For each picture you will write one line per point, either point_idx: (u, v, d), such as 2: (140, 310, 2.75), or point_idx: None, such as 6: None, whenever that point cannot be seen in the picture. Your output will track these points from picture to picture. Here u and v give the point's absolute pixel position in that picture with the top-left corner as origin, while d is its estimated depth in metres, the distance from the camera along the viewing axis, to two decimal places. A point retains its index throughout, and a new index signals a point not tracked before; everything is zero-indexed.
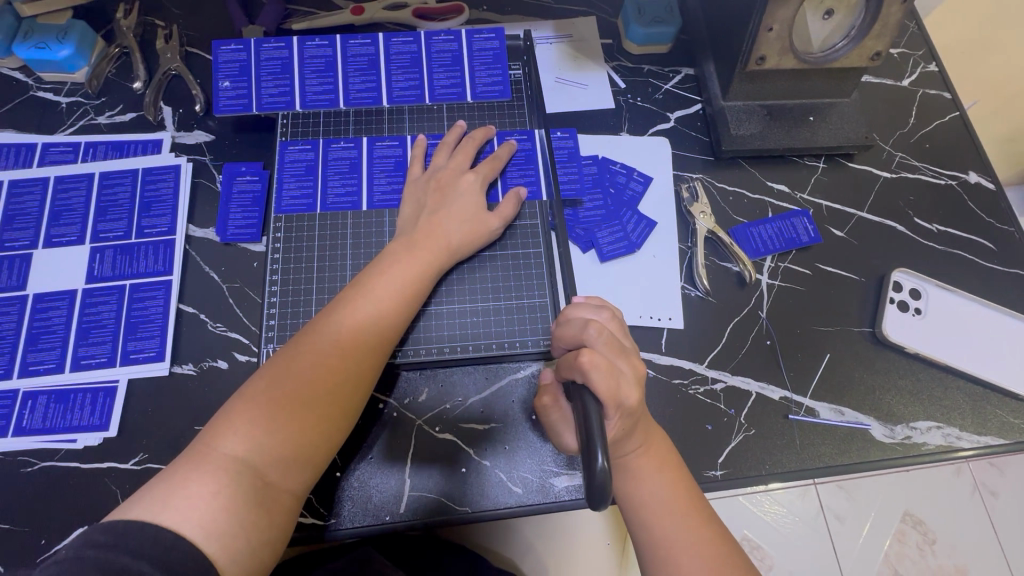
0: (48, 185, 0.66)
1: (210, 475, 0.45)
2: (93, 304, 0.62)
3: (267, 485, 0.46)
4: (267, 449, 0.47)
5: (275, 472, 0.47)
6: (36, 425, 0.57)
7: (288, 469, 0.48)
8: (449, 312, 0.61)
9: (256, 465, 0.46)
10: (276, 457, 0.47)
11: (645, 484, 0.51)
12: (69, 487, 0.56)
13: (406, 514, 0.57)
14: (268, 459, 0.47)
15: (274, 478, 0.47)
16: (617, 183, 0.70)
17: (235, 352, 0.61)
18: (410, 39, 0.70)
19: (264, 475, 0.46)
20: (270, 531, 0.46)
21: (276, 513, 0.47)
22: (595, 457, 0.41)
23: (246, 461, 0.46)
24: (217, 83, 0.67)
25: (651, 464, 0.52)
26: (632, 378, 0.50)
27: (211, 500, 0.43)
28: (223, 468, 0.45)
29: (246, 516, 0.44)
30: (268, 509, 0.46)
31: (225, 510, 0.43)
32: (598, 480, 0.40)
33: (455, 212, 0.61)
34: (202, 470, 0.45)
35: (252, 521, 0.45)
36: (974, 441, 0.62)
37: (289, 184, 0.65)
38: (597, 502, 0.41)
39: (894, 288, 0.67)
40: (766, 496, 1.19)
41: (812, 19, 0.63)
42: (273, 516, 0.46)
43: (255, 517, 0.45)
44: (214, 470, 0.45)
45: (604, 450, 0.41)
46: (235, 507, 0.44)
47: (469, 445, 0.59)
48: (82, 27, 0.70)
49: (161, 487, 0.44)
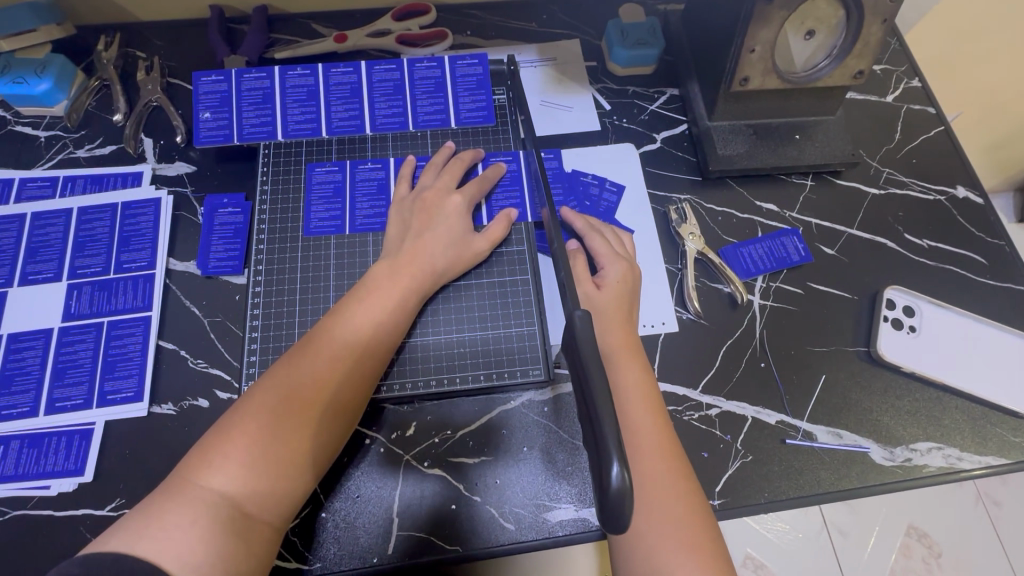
0: (25, 222, 0.65)
1: (187, 506, 0.43)
2: (70, 344, 0.60)
3: (245, 517, 0.44)
4: (246, 480, 0.45)
5: (253, 503, 0.45)
6: (8, 472, 0.55)
7: (269, 496, 0.46)
8: (436, 344, 0.60)
9: (234, 495, 0.44)
10: (253, 487, 0.45)
11: (622, 373, 0.55)
12: (42, 537, 0.53)
13: (394, 556, 0.55)
14: (249, 488, 0.45)
15: (252, 509, 0.45)
16: (590, 195, 0.70)
17: (216, 389, 0.59)
18: (392, 66, 0.70)
19: (242, 505, 0.44)
20: (248, 565, 0.43)
21: (256, 545, 0.44)
22: (610, 469, 0.35)
23: (222, 491, 0.44)
24: (198, 114, 0.67)
25: (627, 356, 0.56)
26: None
27: (189, 529, 0.41)
28: (202, 499, 0.43)
29: (222, 548, 0.42)
30: (246, 542, 0.43)
31: (202, 540, 0.41)
32: (614, 496, 0.35)
33: (439, 233, 0.59)
34: (180, 501, 0.43)
35: (228, 553, 0.42)
36: (976, 462, 0.61)
37: (361, 203, 0.65)
38: (612, 519, 0.36)
39: (887, 305, 0.66)
40: (768, 512, 1.17)
41: (793, 39, 0.64)
42: (252, 545, 0.44)
43: (232, 549, 0.42)
44: (192, 501, 0.43)
45: (620, 459, 0.35)
46: (213, 536, 0.42)
47: (459, 481, 0.58)
48: (62, 61, 0.70)
49: (138, 520, 0.42)
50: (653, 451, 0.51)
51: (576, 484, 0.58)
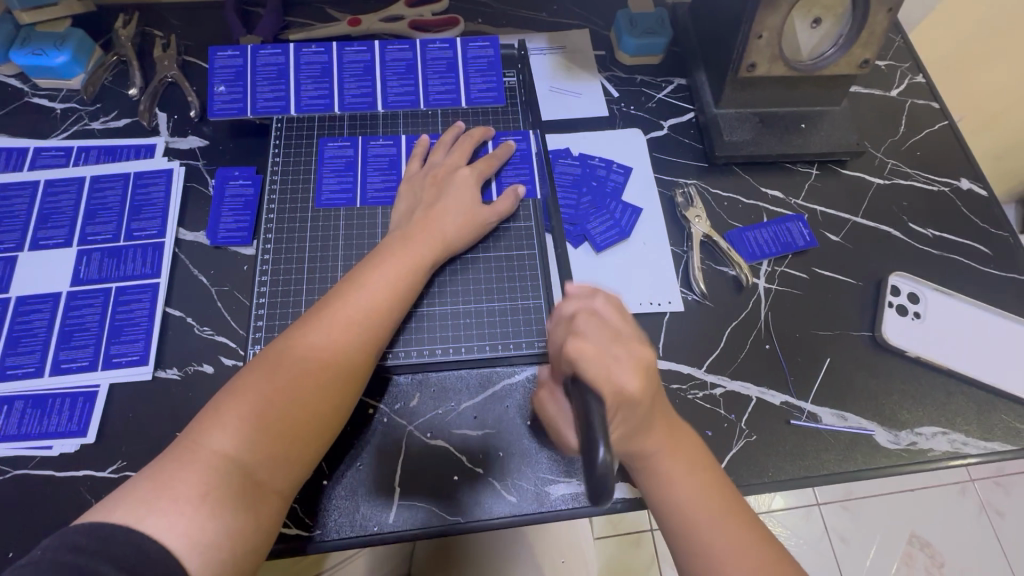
0: (37, 189, 0.65)
1: (197, 476, 0.42)
2: (77, 308, 0.60)
3: (256, 486, 0.44)
4: (257, 448, 0.45)
5: (263, 471, 0.45)
6: (10, 432, 0.55)
7: (279, 464, 0.46)
8: (442, 315, 0.60)
9: (244, 463, 0.44)
10: (265, 456, 0.45)
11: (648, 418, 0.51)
12: (41, 496, 0.53)
13: (396, 525, 0.54)
14: (259, 457, 0.45)
15: (262, 477, 0.44)
16: (598, 176, 0.70)
17: (221, 356, 0.60)
18: (405, 47, 0.71)
19: (253, 474, 0.44)
20: (257, 536, 0.43)
21: (263, 516, 0.44)
22: (596, 449, 0.36)
23: (234, 460, 0.44)
24: (213, 87, 0.68)
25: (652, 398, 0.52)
26: (631, 364, 0.47)
27: (199, 505, 0.41)
28: (213, 468, 0.43)
29: (232, 522, 0.41)
30: (256, 513, 0.43)
31: (211, 517, 0.41)
32: (599, 476, 0.36)
33: (450, 205, 0.60)
34: (189, 469, 0.42)
35: (239, 526, 0.42)
36: (980, 447, 0.61)
37: (373, 176, 0.66)
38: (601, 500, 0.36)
39: (892, 292, 0.67)
40: (769, 517, 1.16)
41: (800, 27, 0.65)
42: (260, 517, 0.43)
43: (242, 521, 0.42)
44: (203, 470, 0.42)
45: (606, 441, 0.37)
46: (224, 512, 0.41)
47: (462, 453, 0.57)
48: (80, 35, 0.71)
49: (149, 486, 0.41)
50: (672, 444, 0.49)
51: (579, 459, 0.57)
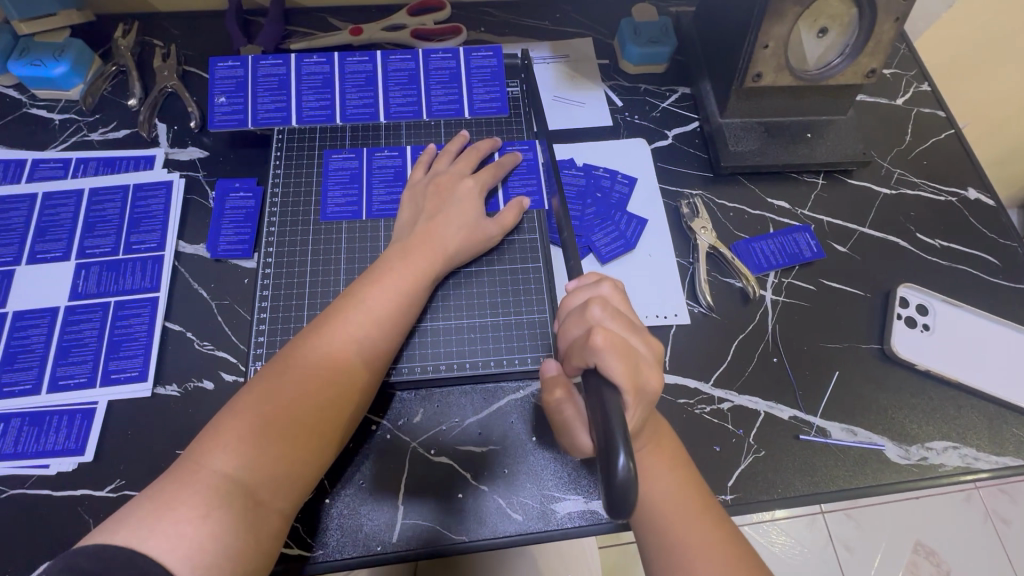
0: (35, 201, 0.64)
1: (198, 496, 0.41)
2: (75, 323, 0.59)
3: (258, 506, 0.43)
4: (259, 468, 0.44)
5: (265, 491, 0.44)
6: (7, 450, 0.54)
7: (281, 483, 0.45)
8: (445, 329, 0.59)
9: (245, 483, 0.43)
10: (266, 475, 0.44)
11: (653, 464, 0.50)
12: (37, 516, 0.52)
13: (399, 545, 0.53)
14: (261, 477, 0.44)
15: (264, 497, 0.43)
16: (602, 186, 0.70)
17: (222, 371, 0.59)
18: (407, 57, 0.70)
19: (255, 494, 0.43)
20: (259, 557, 0.42)
21: (264, 537, 0.43)
22: (616, 459, 0.38)
23: (236, 480, 0.43)
24: (213, 98, 0.67)
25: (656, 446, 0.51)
26: (650, 358, 0.48)
27: (200, 526, 0.40)
28: (215, 488, 0.42)
29: (234, 543, 0.40)
30: (257, 533, 0.42)
31: (213, 538, 0.40)
32: (619, 486, 0.37)
33: (452, 217, 0.59)
34: (190, 490, 0.41)
35: (240, 547, 0.41)
36: (991, 462, 0.60)
37: (377, 188, 0.65)
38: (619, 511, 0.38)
39: (900, 303, 0.66)
40: (773, 526, 1.15)
41: (806, 38, 0.64)
42: (262, 538, 0.43)
43: (244, 542, 0.41)
44: (204, 491, 0.41)
45: (626, 450, 0.38)
46: (225, 533, 0.40)
47: (466, 470, 0.56)
48: (79, 46, 0.70)
49: (149, 507, 0.40)
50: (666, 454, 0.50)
51: (584, 476, 0.56)
